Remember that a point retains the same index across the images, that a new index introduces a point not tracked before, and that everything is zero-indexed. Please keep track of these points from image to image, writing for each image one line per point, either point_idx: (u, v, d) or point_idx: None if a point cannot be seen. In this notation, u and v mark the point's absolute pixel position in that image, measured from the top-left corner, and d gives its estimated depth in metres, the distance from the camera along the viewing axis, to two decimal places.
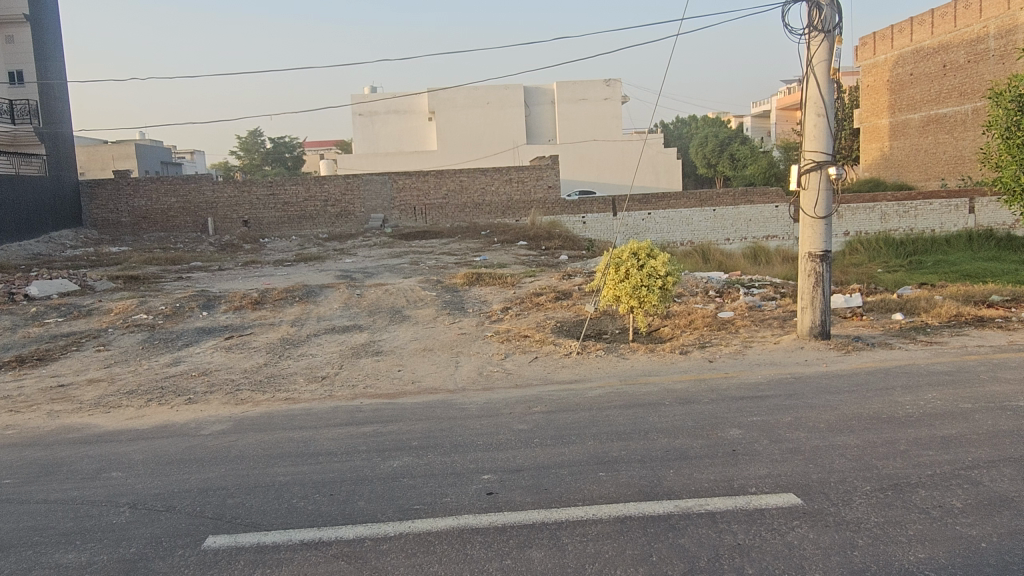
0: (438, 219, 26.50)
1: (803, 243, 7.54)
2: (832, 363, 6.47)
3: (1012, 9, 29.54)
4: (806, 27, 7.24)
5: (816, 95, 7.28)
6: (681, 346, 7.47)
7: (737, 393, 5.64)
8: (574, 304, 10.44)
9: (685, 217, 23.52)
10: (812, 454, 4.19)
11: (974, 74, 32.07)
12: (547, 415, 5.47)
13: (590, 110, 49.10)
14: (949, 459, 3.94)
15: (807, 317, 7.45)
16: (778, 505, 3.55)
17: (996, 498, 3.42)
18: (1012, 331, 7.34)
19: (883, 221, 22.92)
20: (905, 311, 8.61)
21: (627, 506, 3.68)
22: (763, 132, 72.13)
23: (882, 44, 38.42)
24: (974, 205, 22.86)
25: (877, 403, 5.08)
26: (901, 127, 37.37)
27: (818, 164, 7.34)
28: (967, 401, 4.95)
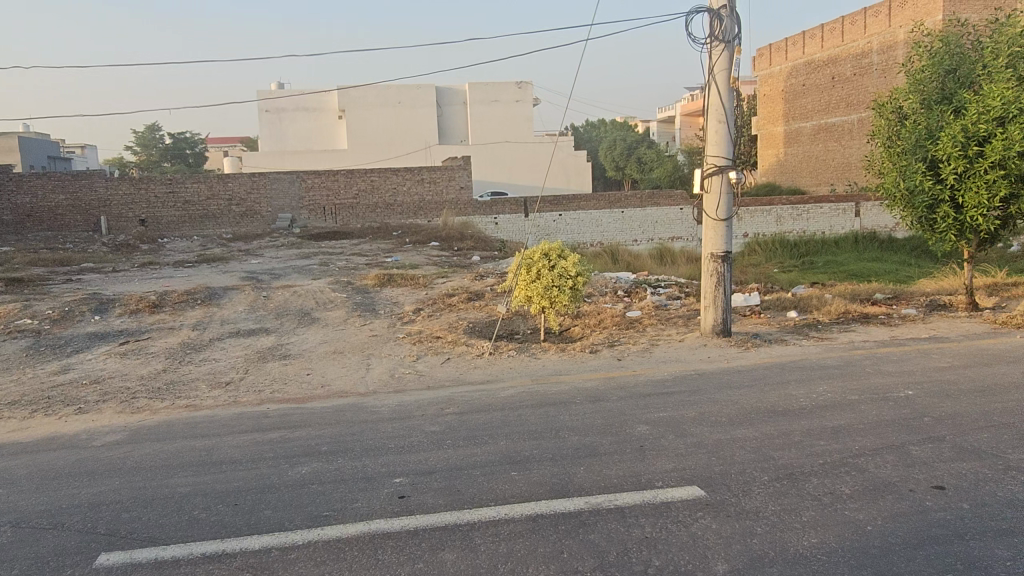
0: (348, 219, 25.94)
1: (705, 244, 7.80)
2: (734, 359, 6.74)
3: (892, 26, 31.77)
4: (707, 36, 7.52)
5: (718, 103, 7.56)
6: (591, 346, 7.60)
7: (644, 390, 5.79)
8: (486, 305, 10.47)
9: (595, 219, 23.99)
10: (714, 447, 4.36)
11: (859, 87, 34.22)
12: (459, 416, 5.46)
13: (502, 111, 49.35)
14: (839, 448, 4.18)
15: (710, 316, 7.75)
16: (683, 498, 3.67)
17: (880, 483, 3.67)
18: (894, 327, 7.85)
19: (778, 223, 24.00)
20: (800, 309, 9.05)
21: (539, 504, 3.72)
22: (668, 137, 74.68)
23: (776, 56, 40.47)
24: (860, 209, 24.29)
25: (774, 396, 5.34)
26: (794, 134, 39.42)
27: (719, 168, 7.63)
28: (854, 393, 5.28)
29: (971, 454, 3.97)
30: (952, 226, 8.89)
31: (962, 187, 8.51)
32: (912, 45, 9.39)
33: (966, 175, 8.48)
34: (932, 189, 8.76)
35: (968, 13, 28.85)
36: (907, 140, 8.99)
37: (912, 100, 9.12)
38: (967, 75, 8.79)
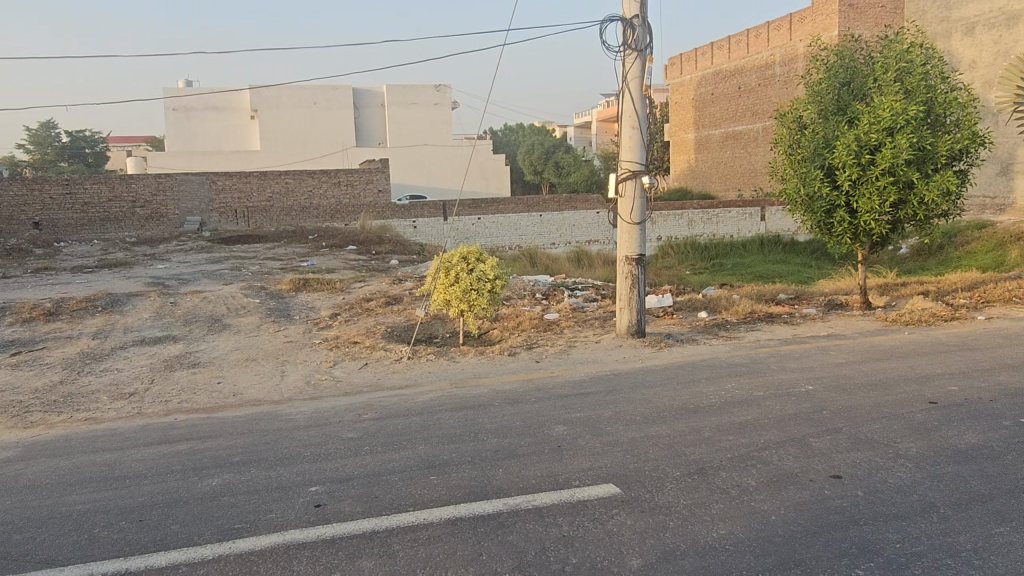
0: (262, 222, 25.16)
1: (620, 248, 7.98)
2: (647, 359, 6.92)
3: (793, 40, 33.41)
4: (621, 45, 7.71)
5: (631, 109, 7.76)
6: (509, 348, 7.64)
7: (561, 391, 5.87)
8: (405, 309, 10.38)
9: (514, 222, 24.16)
10: (628, 445, 4.47)
11: (763, 97, 35.77)
12: (377, 421, 5.38)
13: (420, 114, 49.04)
14: (746, 442, 4.36)
15: (625, 317, 7.93)
16: (599, 496, 3.74)
17: (782, 475, 3.84)
18: (796, 325, 8.24)
19: (690, 226, 24.75)
20: (710, 309, 9.39)
21: (457, 507, 3.72)
22: (585, 142, 76.13)
23: (686, 65, 41.87)
24: (765, 213, 25.40)
25: (685, 394, 5.52)
26: (704, 141, 40.86)
27: (633, 173, 7.84)
28: (759, 389, 5.52)
29: (865, 444, 4.21)
30: (849, 230, 9.42)
31: (856, 193, 9.07)
32: (811, 57, 9.86)
33: (860, 181, 9.00)
34: (829, 195, 9.25)
35: (861, 29, 30.78)
36: (806, 149, 9.44)
37: (811, 111, 9.57)
38: (860, 87, 9.29)
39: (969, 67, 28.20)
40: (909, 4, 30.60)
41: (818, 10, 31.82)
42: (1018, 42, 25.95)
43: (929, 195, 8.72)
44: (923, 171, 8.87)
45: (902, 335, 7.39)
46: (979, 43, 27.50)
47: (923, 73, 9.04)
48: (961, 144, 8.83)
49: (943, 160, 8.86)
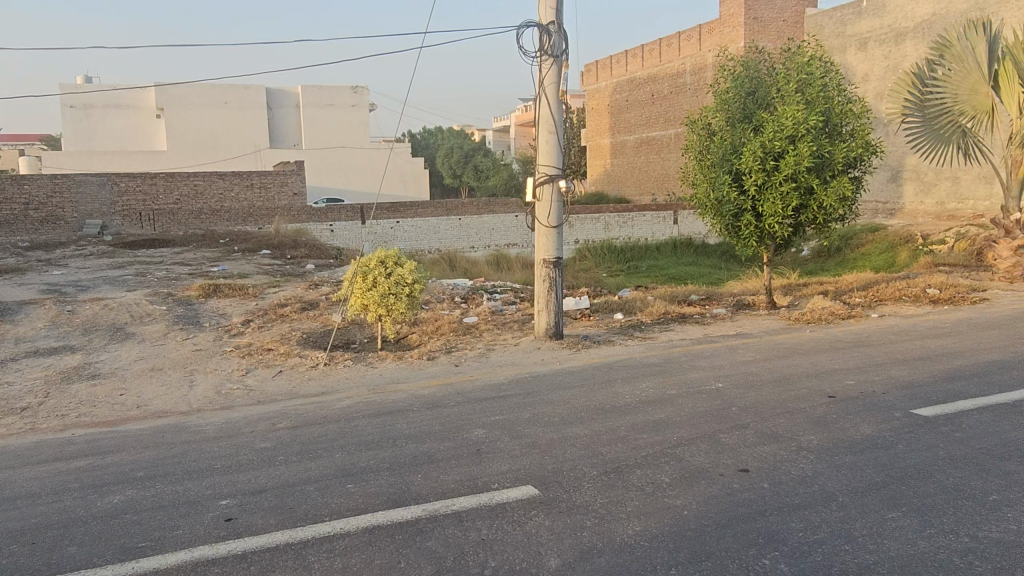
0: (169, 226, 23.96)
1: (538, 250, 8.06)
2: (565, 361, 7.01)
3: (702, 50, 34.64)
4: (537, 51, 7.80)
5: (547, 114, 7.86)
6: (428, 353, 7.58)
7: (480, 394, 5.88)
8: (321, 315, 10.14)
9: (433, 226, 24.00)
10: (546, 446, 4.52)
11: (675, 104, 36.91)
12: (292, 430, 5.24)
13: (337, 116, 48.17)
14: (660, 440, 4.48)
15: (543, 320, 8.01)
16: (518, 498, 3.76)
17: (694, 471, 3.96)
18: (706, 325, 8.54)
19: (606, 230, 25.21)
20: (625, 311, 9.60)
21: (374, 515, 3.66)
22: (504, 146, 76.75)
23: (602, 72, 42.81)
24: (677, 217, 26.20)
25: (602, 394, 5.62)
26: (619, 146, 41.81)
27: (550, 178, 7.93)
28: (672, 388, 5.69)
29: (770, 438, 4.40)
30: (754, 233, 9.83)
31: (761, 198, 9.45)
32: (718, 67, 10.22)
33: (765, 187, 9.39)
34: (736, 200, 9.62)
35: (765, 41, 32.18)
36: (715, 155, 9.78)
37: (719, 118, 9.92)
38: (764, 97, 9.70)
39: (863, 79, 30.19)
40: (809, 19, 32.30)
41: (725, 22, 33.12)
42: (906, 56, 28.00)
43: (827, 201, 9.21)
44: (821, 177, 9.35)
45: (804, 333, 7.77)
46: (871, 57, 29.51)
47: (822, 85, 9.54)
48: (855, 152, 9.37)
49: (839, 168, 9.37)
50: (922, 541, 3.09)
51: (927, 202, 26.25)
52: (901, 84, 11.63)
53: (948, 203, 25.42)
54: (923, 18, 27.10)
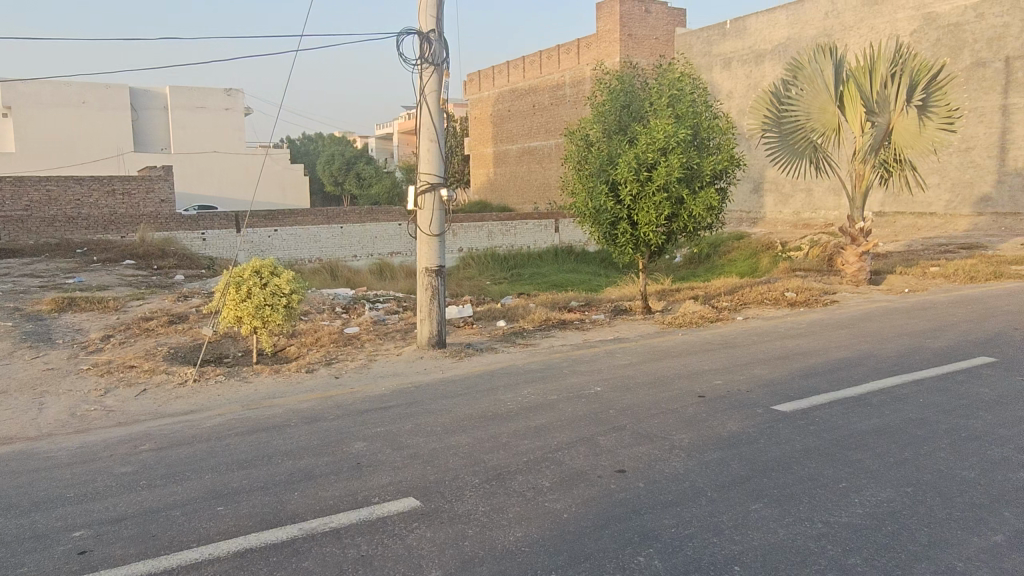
0: (17, 234, 21.57)
1: (420, 259, 7.99)
2: (447, 370, 6.97)
3: (581, 63, 35.66)
4: (418, 59, 7.75)
5: (429, 123, 7.83)
6: (307, 365, 7.34)
7: (361, 406, 5.76)
8: (191, 328, 9.60)
9: (312, 235, 23.26)
10: (429, 456, 4.47)
11: (555, 115, 37.81)
12: (156, 453, 4.91)
13: (208, 119, 45.79)
14: (540, 444, 4.54)
15: (425, 328, 7.94)
16: (399, 511, 3.69)
17: (573, 475, 4.04)
18: (586, 331, 8.76)
19: (489, 238, 25.37)
20: (508, 318, 9.69)
21: (247, 537, 3.49)
22: (386, 153, 76.07)
23: (485, 82, 43.27)
24: (558, 226, 26.78)
25: (484, 402, 5.63)
26: (502, 155, 42.33)
27: (431, 186, 7.89)
28: (553, 393, 5.78)
29: (645, 438, 4.56)
30: (630, 240, 10.19)
31: (636, 207, 9.83)
32: (595, 80, 10.54)
33: (640, 196, 9.77)
34: (613, 208, 9.95)
35: (639, 57, 33.57)
36: (592, 165, 10.07)
37: (596, 130, 10.22)
38: (638, 110, 10.10)
39: (727, 96, 32.39)
40: (678, 37, 34.07)
41: (602, 38, 34.15)
42: (765, 76, 30.36)
43: (696, 210, 9.72)
44: (691, 188, 9.82)
45: (676, 336, 8.12)
46: (735, 76, 31.72)
47: (691, 101, 10.05)
48: (722, 165, 9.93)
49: (707, 179, 9.89)
50: (782, 529, 3.28)
51: (785, 212, 28.24)
52: (760, 102, 12.34)
53: (803, 213, 27.45)
54: (779, 41, 29.51)
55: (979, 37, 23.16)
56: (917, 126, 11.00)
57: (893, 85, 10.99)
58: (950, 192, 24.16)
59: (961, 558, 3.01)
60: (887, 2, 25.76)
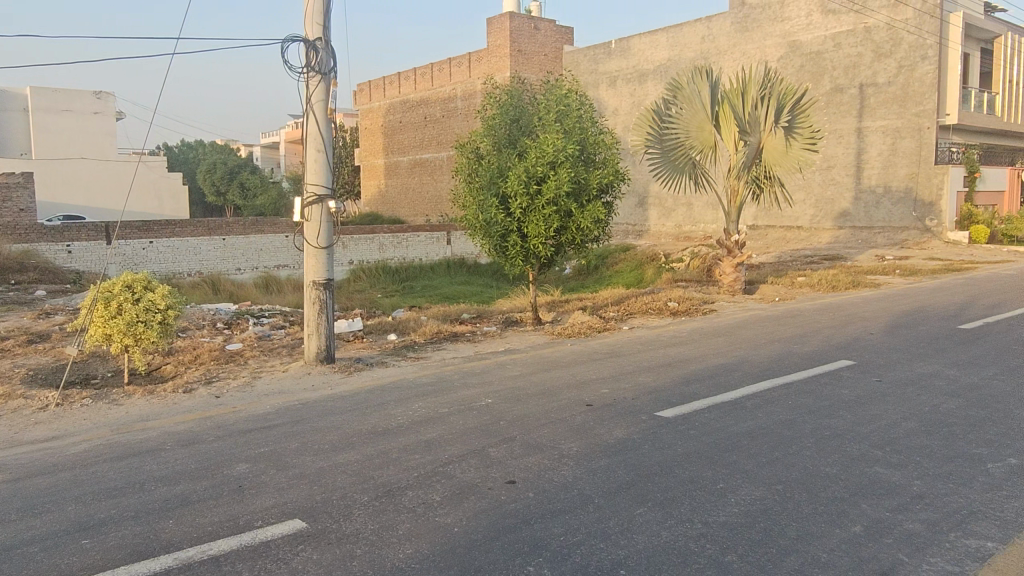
0: None
1: (306, 272, 7.75)
2: (336, 385, 6.80)
3: (471, 77, 35.94)
4: (303, 67, 7.55)
5: (316, 132, 7.62)
6: (185, 385, 6.95)
7: (244, 426, 5.51)
8: (54, 347, 8.90)
9: (192, 247, 22.11)
10: (316, 476, 4.33)
11: (446, 128, 37.89)
12: (10, 485, 4.49)
13: (75, 123, 42.63)
14: (431, 459, 4.50)
15: (313, 343, 7.71)
16: (283, 534, 3.55)
17: (464, 487, 4.02)
18: (478, 343, 8.81)
19: (381, 251, 24.99)
20: (399, 331, 9.57)
21: (116, 572, 3.25)
22: (272, 162, 73.71)
23: (375, 92, 42.80)
24: (450, 238, 26.74)
25: (374, 418, 5.53)
26: (392, 167, 41.93)
27: (319, 198, 7.69)
28: (444, 406, 5.75)
29: (535, 448, 4.61)
30: (520, 253, 10.31)
31: (526, 220, 9.99)
32: (486, 94, 10.61)
33: (529, 209, 9.95)
34: (503, 221, 10.04)
35: (529, 73, 34.20)
36: (482, 178, 10.12)
37: (486, 143, 10.29)
38: (527, 124, 10.26)
39: (613, 113, 33.57)
40: (566, 55, 35.05)
41: (492, 52, 34.48)
42: (648, 95, 31.68)
43: (584, 223, 9.99)
44: (579, 202, 10.07)
45: (565, 346, 8.29)
46: (620, 94, 32.96)
47: (578, 117, 10.33)
48: (608, 180, 10.25)
49: (594, 193, 10.18)
50: (665, 531, 3.40)
51: (667, 224, 29.53)
52: (642, 120, 12.80)
53: (684, 226, 28.81)
54: (660, 62, 30.90)
55: (837, 65, 25.16)
56: (784, 146, 11.89)
57: (762, 107, 11.73)
58: (815, 207, 25.97)
59: (825, 549, 3.22)
60: (757, 29, 27.52)
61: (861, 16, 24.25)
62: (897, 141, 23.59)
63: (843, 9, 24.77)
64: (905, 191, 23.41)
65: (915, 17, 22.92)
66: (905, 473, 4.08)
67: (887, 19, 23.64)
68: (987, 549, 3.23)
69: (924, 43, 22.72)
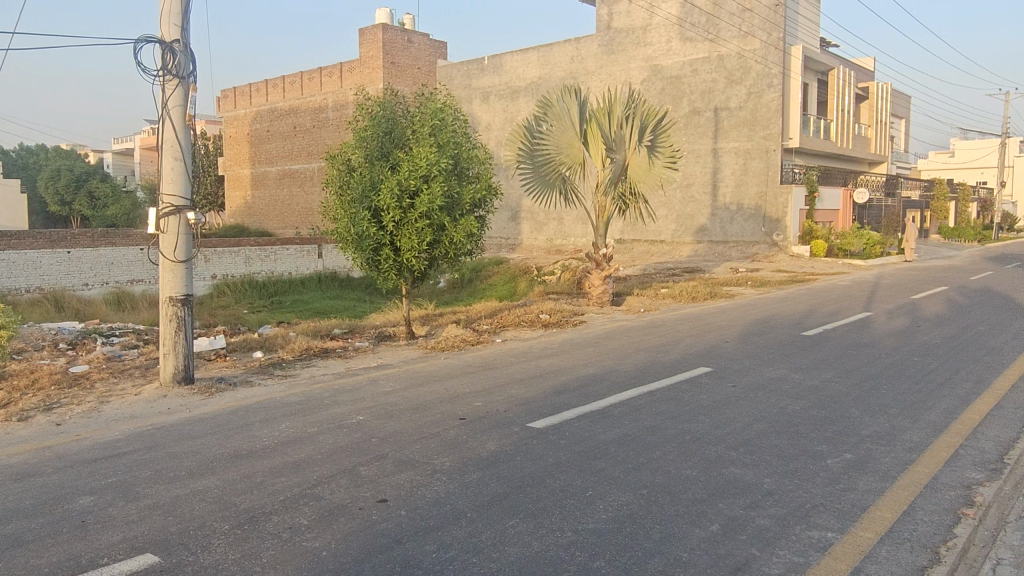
0: None
1: (162, 287, 7.26)
2: (195, 407, 6.40)
3: (343, 87, 35.28)
4: (158, 70, 7.12)
5: (172, 138, 7.21)
6: (21, 412, 6.31)
7: (89, 455, 5.06)
8: None
9: (31, 260, 20.12)
10: (171, 505, 4.04)
11: (317, 138, 36.96)
12: None
13: None
14: (298, 481, 4.33)
15: (169, 363, 7.22)
16: (132, 570, 3.29)
17: (333, 509, 3.89)
18: (348, 359, 8.60)
19: (247, 264, 23.84)
20: (266, 348, 9.17)
21: None
22: (126, 170, 68.99)
23: (241, 99, 41.06)
24: (322, 251, 25.92)
25: (238, 440, 5.25)
26: (260, 178, 40.33)
27: (176, 208, 7.26)
28: (313, 425, 5.56)
29: (407, 465, 4.54)
30: (393, 267, 10.17)
31: (399, 233, 9.87)
32: (357, 105, 10.34)
33: (402, 222, 9.84)
34: (376, 235, 9.85)
35: (402, 85, 34.03)
36: (353, 190, 9.84)
37: (358, 154, 10.00)
38: (399, 136, 10.12)
39: (486, 128, 34.02)
40: (439, 69, 35.20)
41: (364, 63, 34.01)
42: (520, 111, 32.37)
43: (457, 236, 10.05)
44: (452, 216, 10.16)
45: (439, 360, 8.24)
46: (492, 110, 33.50)
47: (451, 131, 10.38)
48: (480, 195, 10.43)
49: (466, 208, 10.30)
50: (535, 542, 3.45)
51: (539, 238, 30.25)
52: (514, 135, 12.96)
53: (556, 240, 29.64)
54: (532, 80, 31.69)
55: (694, 89, 26.76)
56: (647, 164, 12.44)
57: (627, 126, 12.30)
58: (676, 222, 27.41)
59: (686, 549, 3.37)
60: (621, 52, 28.80)
61: (715, 44, 25.98)
62: (747, 161, 25.38)
63: (699, 38, 26.42)
64: (756, 208, 25.21)
65: (762, 48, 24.83)
66: (757, 472, 4.35)
67: (737, 48, 25.44)
68: (828, 538, 3.49)
69: (771, 72, 24.63)
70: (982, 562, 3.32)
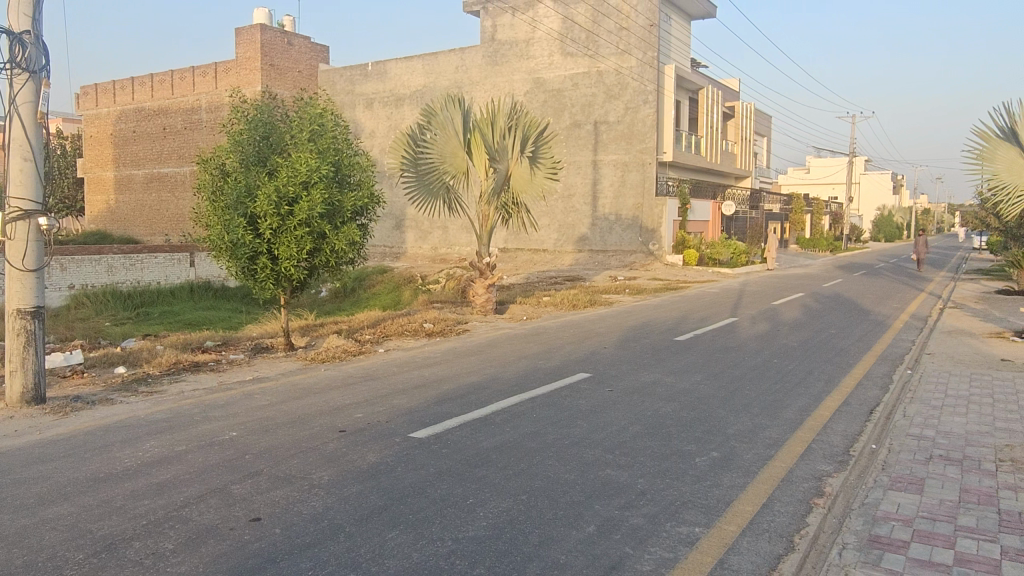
0: None
1: (9, 298, 6.66)
2: (48, 429, 5.90)
3: (218, 88, 33.81)
4: (6, 62, 6.53)
5: (22, 138, 6.64)
6: None
7: None
8: None
9: None
10: (16, 537, 3.70)
11: (189, 141, 35.16)
12: None
13: None
14: (163, 503, 4.08)
15: (16, 382, 6.62)
16: None
17: (203, 530, 3.70)
18: (222, 372, 8.21)
19: (109, 273, 22.30)
20: (129, 363, 8.61)
21: None
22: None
23: (103, 97, 38.38)
24: (194, 259, 24.56)
25: (95, 463, 4.89)
26: (124, 181, 37.80)
27: (25, 213, 6.69)
28: (181, 443, 5.25)
29: (283, 481, 4.38)
30: (270, 276, 9.81)
31: (277, 240, 9.54)
32: (232, 107, 9.91)
33: (280, 230, 9.52)
34: (252, 243, 9.48)
35: (281, 89, 32.98)
36: (229, 196, 9.40)
37: (233, 158, 9.59)
38: (277, 141, 9.78)
39: (369, 135, 33.54)
40: (320, 74, 34.40)
41: (241, 64, 32.71)
42: (404, 119, 32.14)
43: (338, 244, 9.85)
44: (333, 224, 9.93)
45: (319, 372, 8.03)
46: (376, 116, 33.07)
47: (333, 137, 10.15)
48: (362, 202, 10.25)
49: (348, 215, 10.09)
50: (415, 553, 3.42)
51: (424, 246, 30.13)
52: (397, 143, 12.71)
53: (440, 248, 29.63)
54: (416, 88, 31.56)
55: (575, 102, 27.54)
56: (529, 174, 12.77)
57: (510, 136, 12.49)
58: (558, 231, 28.00)
59: (564, 551, 3.45)
60: (504, 64, 29.21)
61: (594, 60, 26.88)
62: (625, 173, 26.40)
63: (579, 53, 27.25)
64: (633, 218, 26.24)
65: (638, 66, 25.98)
66: (631, 473, 4.51)
67: (615, 65, 26.47)
68: (695, 533, 3.68)
69: (646, 89, 25.77)
70: (831, 547, 3.60)
